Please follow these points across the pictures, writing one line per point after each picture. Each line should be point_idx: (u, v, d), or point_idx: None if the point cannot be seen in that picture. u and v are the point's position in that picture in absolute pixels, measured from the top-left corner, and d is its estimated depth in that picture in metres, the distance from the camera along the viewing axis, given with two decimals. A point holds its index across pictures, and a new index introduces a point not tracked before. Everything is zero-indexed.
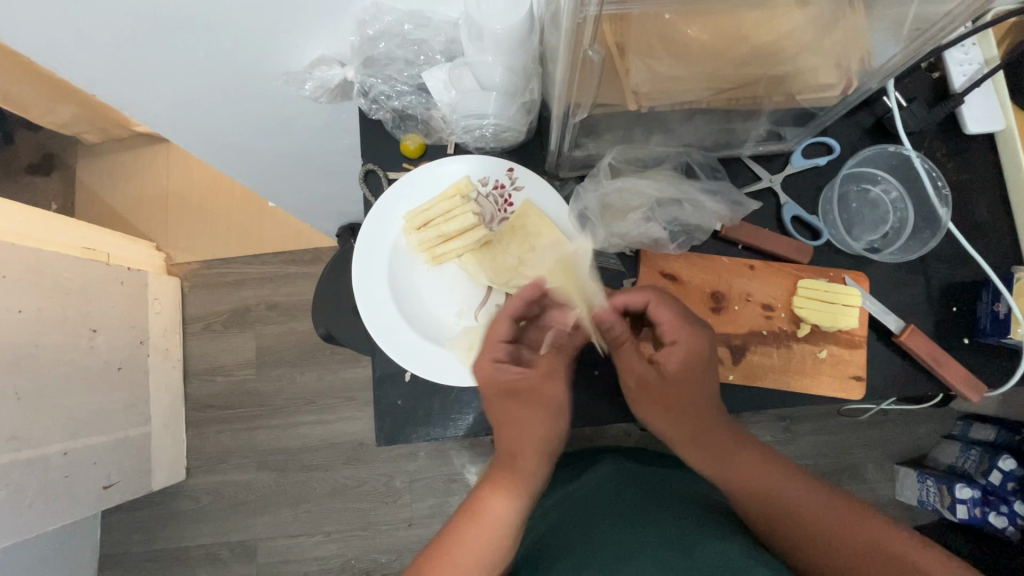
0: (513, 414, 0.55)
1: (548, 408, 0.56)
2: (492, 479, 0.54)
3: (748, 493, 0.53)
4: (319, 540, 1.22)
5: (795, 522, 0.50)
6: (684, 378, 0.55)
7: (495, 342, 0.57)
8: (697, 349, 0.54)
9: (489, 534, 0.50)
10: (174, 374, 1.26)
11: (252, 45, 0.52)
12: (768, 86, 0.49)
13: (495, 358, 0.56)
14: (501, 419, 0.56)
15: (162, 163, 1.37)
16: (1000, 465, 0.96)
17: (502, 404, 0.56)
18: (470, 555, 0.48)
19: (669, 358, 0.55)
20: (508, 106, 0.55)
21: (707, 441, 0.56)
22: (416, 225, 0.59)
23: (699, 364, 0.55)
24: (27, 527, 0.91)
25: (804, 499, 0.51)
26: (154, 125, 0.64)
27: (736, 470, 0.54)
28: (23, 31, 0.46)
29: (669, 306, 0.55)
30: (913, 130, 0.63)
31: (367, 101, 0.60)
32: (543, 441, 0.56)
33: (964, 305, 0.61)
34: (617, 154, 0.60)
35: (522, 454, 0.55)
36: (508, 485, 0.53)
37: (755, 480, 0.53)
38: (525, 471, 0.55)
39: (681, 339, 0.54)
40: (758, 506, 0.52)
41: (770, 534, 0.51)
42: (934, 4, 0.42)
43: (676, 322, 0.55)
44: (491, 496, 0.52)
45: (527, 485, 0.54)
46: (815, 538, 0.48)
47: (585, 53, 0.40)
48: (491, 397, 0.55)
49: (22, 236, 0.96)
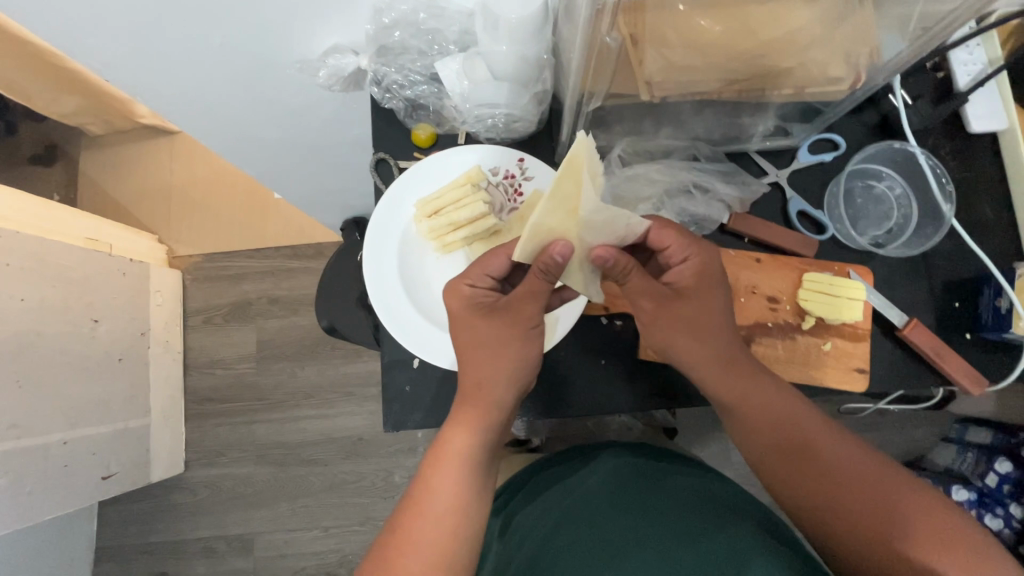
0: (483, 329, 0.53)
1: (524, 334, 0.53)
2: (455, 411, 0.52)
3: (759, 426, 0.53)
4: (316, 535, 1.22)
5: (802, 465, 0.50)
6: (698, 296, 0.54)
7: (478, 271, 0.53)
8: (710, 266, 0.54)
9: (455, 470, 0.49)
10: (175, 365, 1.26)
11: (268, 33, 0.52)
12: (779, 80, 0.49)
13: (473, 283, 0.53)
14: (472, 338, 0.53)
15: (165, 155, 1.37)
16: (996, 468, 0.98)
17: (475, 323, 0.53)
18: (444, 499, 0.48)
19: (681, 276, 0.53)
20: (518, 97, 0.56)
21: (726, 370, 0.54)
22: (426, 212, 0.60)
23: (710, 279, 0.54)
24: (25, 516, 0.90)
25: (821, 444, 0.51)
26: (164, 112, 0.64)
27: (749, 398, 0.54)
28: (38, 14, 0.46)
29: (671, 228, 0.52)
30: (917, 127, 0.63)
31: (379, 90, 0.61)
32: (510, 363, 0.53)
33: (966, 301, 0.62)
34: (626, 145, 0.62)
35: (487, 382, 0.52)
36: (472, 416, 0.51)
37: (769, 411, 0.53)
38: (484, 400, 0.52)
39: (692, 257, 0.53)
40: (767, 441, 0.53)
41: (776, 477, 0.52)
42: (937, 4, 0.44)
43: (687, 240, 0.52)
44: (454, 428, 0.51)
45: (487, 419, 0.52)
46: (820, 485, 0.49)
47: (602, 40, 0.41)
48: (464, 317, 0.53)
49: (27, 225, 0.96)
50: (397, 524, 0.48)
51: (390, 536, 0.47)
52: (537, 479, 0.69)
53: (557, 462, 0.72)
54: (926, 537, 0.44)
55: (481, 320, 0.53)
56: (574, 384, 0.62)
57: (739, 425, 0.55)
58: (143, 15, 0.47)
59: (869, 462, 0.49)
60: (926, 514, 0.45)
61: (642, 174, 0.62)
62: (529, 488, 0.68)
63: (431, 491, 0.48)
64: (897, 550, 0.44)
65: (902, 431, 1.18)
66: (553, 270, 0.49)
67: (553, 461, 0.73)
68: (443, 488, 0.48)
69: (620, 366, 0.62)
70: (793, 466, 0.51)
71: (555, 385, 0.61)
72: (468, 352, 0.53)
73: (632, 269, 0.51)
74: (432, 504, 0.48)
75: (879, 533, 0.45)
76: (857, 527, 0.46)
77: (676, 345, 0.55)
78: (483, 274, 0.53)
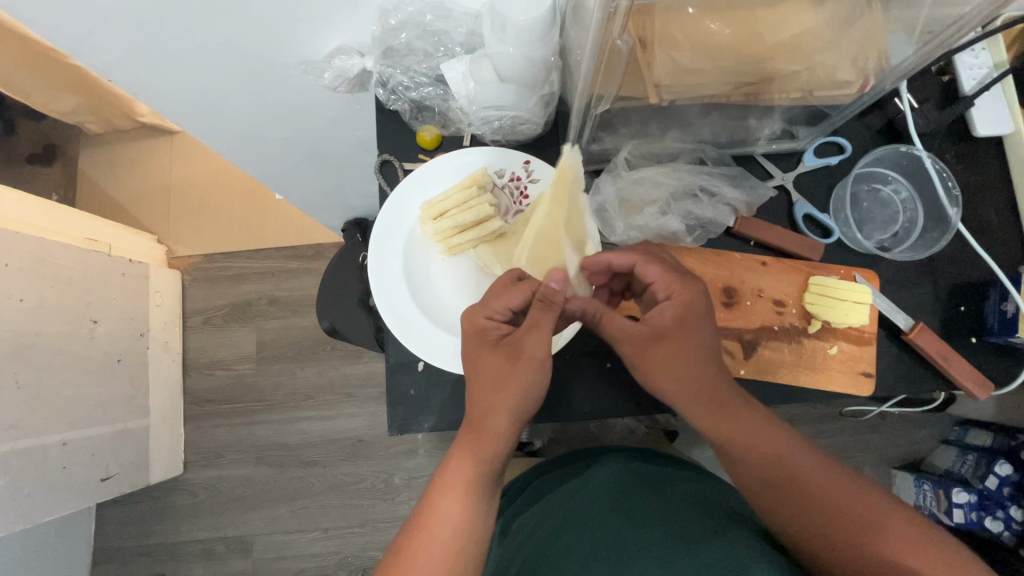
0: (489, 365, 0.52)
1: (533, 370, 0.51)
2: (459, 438, 0.51)
3: (750, 457, 0.51)
4: (316, 537, 1.21)
5: (798, 496, 0.48)
6: (679, 336, 0.52)
7: (499, 303, 0.53)
8: (693, 305, 0.53)
9: (461, 495, 0.48)
10: (174, 366, 1.26)
11: (273, 33, 0.52)
12: (787, 83, 0.49)
13: (491, 315, 0.53)
14: (478, 372, 0.52)
15: (165, 155, 1.37)
16: (997, 470, 0.98)
17: (483, 358, 0.52)
18: (450, 527, 0.47)
19: (662, 316, 0.53)
20: (525, 99, 0.56)
21: (712, 404, 0.52)
22: (432, 215, 0.60)
23: (693, 318, 0.53)
24: (24, 517, 0.89)
25: (813, 471, 0.50)
26: (167, 112, 0.64)
27: (738, 432, 0.51)
28: (43, 14, 0.46)
29: (657, 262, 0.55)
30: (923, 131, 0.63)
31: (385, 91, 0.61)
32: (517, 398, 0.50)
33: (971, 304, 0.62)
34: (633, 148, 0.62)
35: (494, 416, 0.50)
36: (476, 446, 0.50)
37: (761, 445, 0.51)
38: (490, 435, 0.50)
39: (676, 295, 0.53)
40: (757, 471, 0.50)
41: (764, 507, 0.50)
42: (949, 6, 0.43)
43: (671, 278, 0.54)
44: (456, 458, 0.50)
45: (494, 449, 0.50)
46: (812, 508, 0.48)
47: (613, 44, 0.41)
48: (473, 347, 0.53)
49: (26, 225, 0.95)
50: (399, 550, 0.48)
51: (395, 555, 0.47)
52: (539, 483, 0.69)
53: (558, 465, 0.72)
54: (915, 544, 0.45)
55: (489, 354, 0.52)
56: (580, 389, 0.61)
57: (725, 457, 0.53)
58: (148, 15, 0.47)
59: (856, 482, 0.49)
60: (907, 524, 0.46)
61: (648, 177, 0.62)
62: (531, 490, 0.68)
63: (436, 514, 0.48)
64: (888, 554, 0.45)
65: (903, 434, 1.18)
66: (554, 298, 0.51)
67: (554, 464, 0.73)
68: (445, 510, 0.48)
69: (625, 370, 0.62)
70: (782, 495, 0.49)
71: (560, 390, 0.61)
72: (477, 384, 0.52)
73: (602, 312, 0.54)
74: (439, 530, 0.47)
75: (866, 540, 0.46)
76: (848, 539, 0.46)
77: (658, 383, 0.53)
78: (502, 307, 0.53)
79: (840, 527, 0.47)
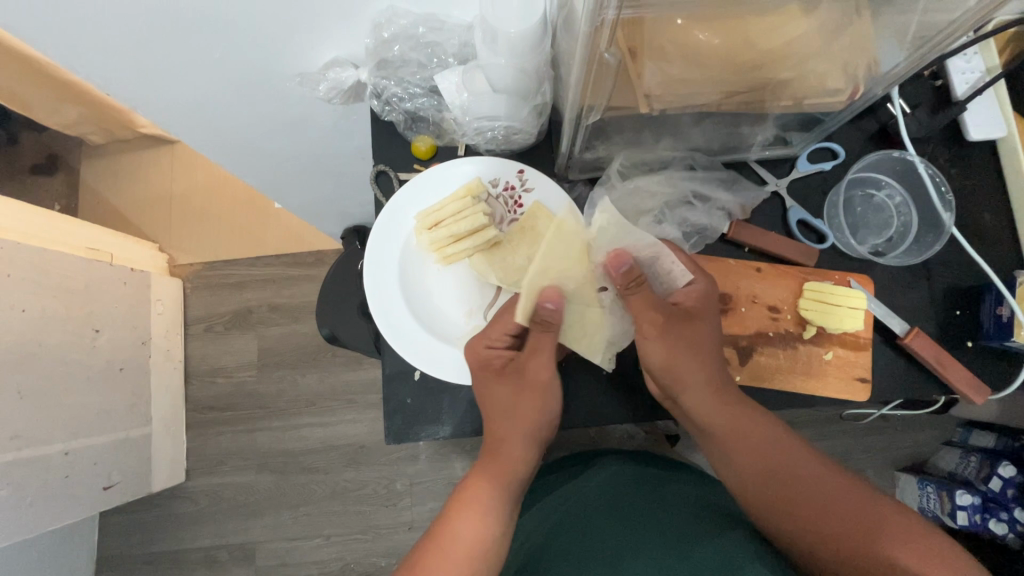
0: (501, 393, 0.56)
1: (539, 394, 0.57)
2: (480, 468, 0.56)
3: (743, 449, 0.54)
4: (319, 543, 1.21)
5: (784, 491, 0.51)
6: (700, 318, 0.56)
7: (498, 332, 0.57)
8: (711, 293, 0.56)
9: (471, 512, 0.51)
10: (175, 374, 1.26)
11: (270, 45, 0.52)
12: (778, 91, 0.50)
13: (492, 344, 0.56)
14: (495, 405, 0.56)
15: (167, 164, 1.38)
16: (1001, 472, 0.97)
17: (494, 388, 0.56)
18: (460, 551, 0.49)
19: (687, 298, 0.56)
20: (519, 109, 0.56)
21: (714, 394, 0.55)
22: (427, 225, 0.60)
23: (712, 307, 0.57)
24: (27, 526, 0.90)
25: (801, 471, 0.51)
26: (165, 124, 0.64)
27: (733, 429, 0.55)
28: (41, 31, 0.46)
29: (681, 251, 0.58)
30: (915, 135, 0.64)
31: (380, 102, 0.62)
32: (534, 425, 0.56)
33: (968, 308, 0.62)
34: (625, 158, 0.62)
35: (513, 443, 0.56)
36: (498, 474, 0.55)
37: (756, 442, 0.54)
38: (515, 462, 0.56)
39: (697, 282, 0.57)
40: (752, 466, 0.53)
41: (760, 505, 0.52)
42: (939, 13, 0.43)
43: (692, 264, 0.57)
44: (474, 485, 0.54)
45: (513, 476, 0.55)
46: (798, 504, 0.49)
47: (601, 56, 0.41)
48: (483, 380, 0.56)
49: (26, 235, 0.95)
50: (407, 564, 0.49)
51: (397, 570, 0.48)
52: (540, 485, 0.70)
53: (559, 468, 0.72)
54: (904, 539, 0.45)
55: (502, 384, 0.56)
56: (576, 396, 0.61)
57: (722, 455, 0.56)
58: (143, 29, 0.47)
59: (847, 482, 0.50)
60: (901, 525, 0.46)
61: (641, 188, 0.62)
62: (532, 492, 0.69)
63: (450, 531, 0.50)
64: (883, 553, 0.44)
65: (904, 436, 1.17)
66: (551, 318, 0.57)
67: (551, 469, 0.73)
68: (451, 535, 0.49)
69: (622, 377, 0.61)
70: (777, 496, 0.51)
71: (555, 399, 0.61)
72: (497, 415, 0.56)
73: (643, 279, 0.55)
74: (452, 550, 0.48)
75: (859, 544, 0.46)
76: (836, 539, 0.47)
77: (677, 364, 0.55)
78: (500, 335, 0.57)
79: (833, 529, 0.47)
